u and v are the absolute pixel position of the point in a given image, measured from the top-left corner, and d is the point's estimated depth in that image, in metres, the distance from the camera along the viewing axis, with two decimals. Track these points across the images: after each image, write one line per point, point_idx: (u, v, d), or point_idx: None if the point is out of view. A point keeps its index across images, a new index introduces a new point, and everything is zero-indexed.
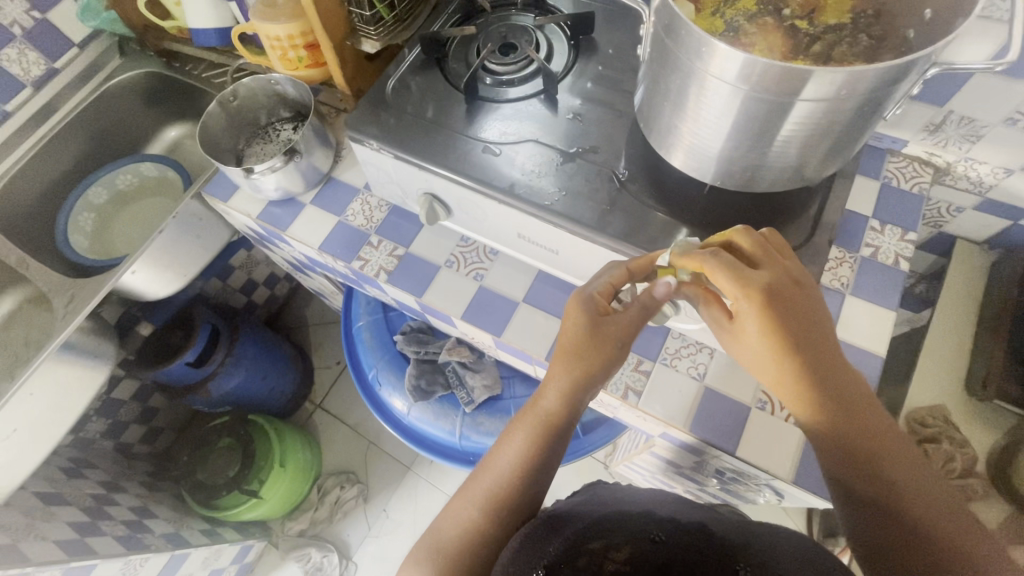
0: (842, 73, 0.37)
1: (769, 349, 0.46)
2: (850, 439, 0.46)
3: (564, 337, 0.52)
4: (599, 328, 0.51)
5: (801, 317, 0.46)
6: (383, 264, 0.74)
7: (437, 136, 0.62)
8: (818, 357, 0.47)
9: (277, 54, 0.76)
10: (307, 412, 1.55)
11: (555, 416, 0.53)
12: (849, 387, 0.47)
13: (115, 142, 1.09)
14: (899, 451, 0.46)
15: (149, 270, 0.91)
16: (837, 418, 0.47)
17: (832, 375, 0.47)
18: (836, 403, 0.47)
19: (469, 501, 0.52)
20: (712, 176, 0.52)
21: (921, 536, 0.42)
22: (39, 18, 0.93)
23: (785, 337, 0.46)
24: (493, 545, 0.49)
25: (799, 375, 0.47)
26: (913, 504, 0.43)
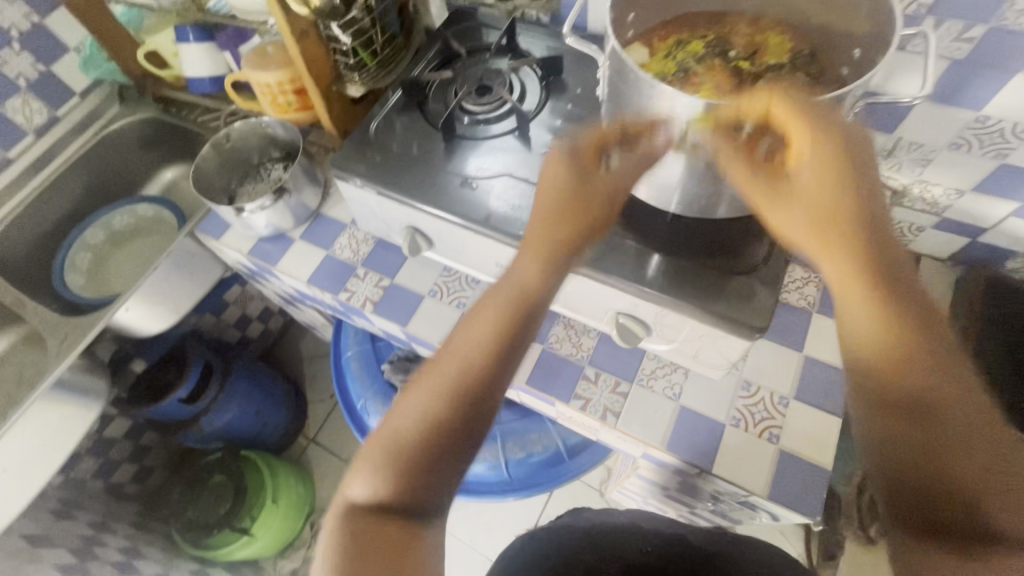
0: (777, 111, 0.41)
1: (791, 201, 0.42)
2: (882, 305, 0.40)
3: (544, 197, 0.49)
4: (589, 181, 0.49)
5: (862, 172, 0.41)
6: (369, 295, 0.76)
7: (418, 173, 0.66)
8: (863, 217, 0.41)
9: (267, 100, 0.80)
10: (301, 446, 1.55)
11: (526, 296, 0.48)
12: (887, 240, 0.41)
13: (113, 186, 1.13)
14: (934, 321, 0.40)
15: (142, 307, 0.94)
16: (864, 273, 0.41)
17: (874, 227, 0.41)
18: (872, 254, 0.41)
19: (425, 390, 0.45)
20: (676, 206, 0.55)
21: (938, 427, 0.38)
22: (43, 70, 0.99)
23: (823, 182, 0.41)
24: (453, 443, 0.44)
25: (834, 222, 0.41)
26: (933, 383, 0.39)
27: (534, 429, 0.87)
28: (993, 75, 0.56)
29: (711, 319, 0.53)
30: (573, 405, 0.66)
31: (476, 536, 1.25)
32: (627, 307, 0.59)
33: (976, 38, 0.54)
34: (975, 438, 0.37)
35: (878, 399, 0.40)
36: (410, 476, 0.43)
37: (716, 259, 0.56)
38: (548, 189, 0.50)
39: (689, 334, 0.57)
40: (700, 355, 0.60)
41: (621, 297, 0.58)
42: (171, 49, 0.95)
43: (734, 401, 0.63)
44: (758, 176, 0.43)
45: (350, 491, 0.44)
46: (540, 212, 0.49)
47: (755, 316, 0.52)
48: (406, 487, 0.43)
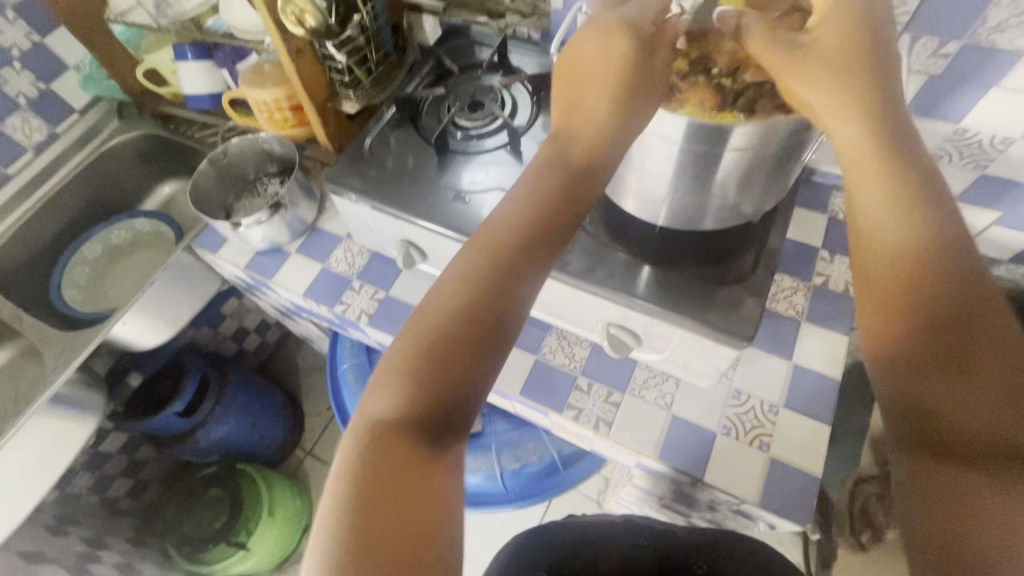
0: (757, 126, 0.42)
1: (816, 61, 0.41)
2: (893, 182, 0.40)
3: (593, 71, 0.46)
4: (649, 64, 0.45)
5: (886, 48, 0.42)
6: (364, 307, 0.77)
7: (412, 187, 0.67)
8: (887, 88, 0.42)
9: (264, 116, 0.82)
10: (298, 459, 1.55)
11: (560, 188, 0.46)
12: (901, 117, 0.42)
13: (111, 201, 1.14)
14: (940, 198, 0.41)
15: (139, 321, 0.94)
16: (874, 154, 0.41)
17: (892, 107, 0.41)
18: (887, 133, 0.41)
19: (453, 285, 0.44)
20: (663, 219, 0.57)
21: (945, 305, 0.38)
22: (43, 88, 1.00)
23: (843, 57, 0.41)
24: (484, 327, 0.43)
25: (858, 93, 0.41)
26: (936, 262, 0.39)
27: (529, 439, 0.87)
28: (970, 90, 0.58)
29: (699, 328, 0.54)
30: (566, 415, 0.66)
31: (472, 548, 1.24)
32: (617, 317, 0.60)
33: (952, 53, 0.56)
34: (975, 316, 0.38)
35: (885, 280, 0.40)
36: (440, 386, 0.41)
37: (703, 271, 0.57)
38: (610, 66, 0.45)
39: (679, 344, 0.58)
40: (689, 364, 0.61)
41: (611, 308, 0.59)
42: (169, 67, 0.97)
43: (725, 410, 0.64)
44: (780, 40, 0.42)
45: (374, 409, 0.42)
46: (598, 84, 0.46)
47: (743, 325, 0.53)
48: (435, 398, 0.41)
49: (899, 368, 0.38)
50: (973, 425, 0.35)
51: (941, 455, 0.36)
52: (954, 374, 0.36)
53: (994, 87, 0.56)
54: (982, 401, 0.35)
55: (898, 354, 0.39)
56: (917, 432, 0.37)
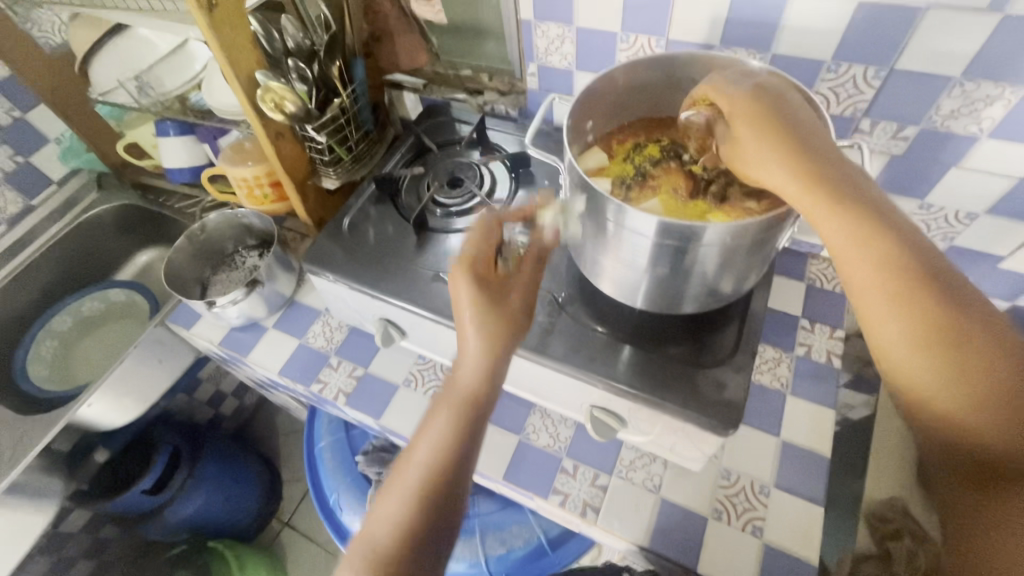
0: (728, 225, 0.43)
1: (766, 151, 0.43)
2: (856, 229, 0.41)
3: (464, 304, 0.50)
4: (500, 297, 0.52)
5: (795, 116, 0.43)
6: (342, 386, 0.75)
7: (390, 267, 0.66)
8: (820, 152, 0.42)
9: (243, 193, 0.82)
10: (274, 531, 1.49)
11: (472, 384, 0.49)
12: (836, 157, 0.43)
13: (84, 271, 1.11)
14: (898, 220, 0.42)
15: (106, 400, 0.90)
16: (827, 207, 0.42)
17: (827, 154, 0.42)
18: (836, 188, 0.42)
19: (393, 499, 0.46)
20: (640, 301, 0.57)
21: (951, 345, 0.40)
22: (22, 162, 1.01)
23: (769, 126, 0.43)
24: (428, 527, 0.45)
25: (796, 162, 0.42)
26: (931, 310, 0.41)
27: (514, 520, 0.84)
28: (933, 168, 0.60)
29: (682, 414, 0.53)
30: (551, 501, 0.64)
31: None
32: (600, 400, 0.59)
33: (910, 136, 0.58)
34: (963, 328, 0.40)
35: (877, 318, 0.43)
36: None
37: (685, 353, 0.57)
38: (477, 304, 0.50)
39: (664, 428, 0.57)
40: (676, 448, 0.59)
41: (594, 390, 0.58)
42: (151, 141, 0.97)
43: (715, 492, 0.62)
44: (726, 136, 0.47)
45: None
46: (477, 317, 0.50)
47: (727, 412, 0.52)
48: None
49: (913, 391, 0.43)
50: (975, 435, 0.41)
51: (951, 470, 0.43)
52: (954, 393, 0.40)
53: (953, 166, 0.58)
54: (975, 413, 0.40)
55: (905, 380, 0.43)
56: (934, 443, 0.44)
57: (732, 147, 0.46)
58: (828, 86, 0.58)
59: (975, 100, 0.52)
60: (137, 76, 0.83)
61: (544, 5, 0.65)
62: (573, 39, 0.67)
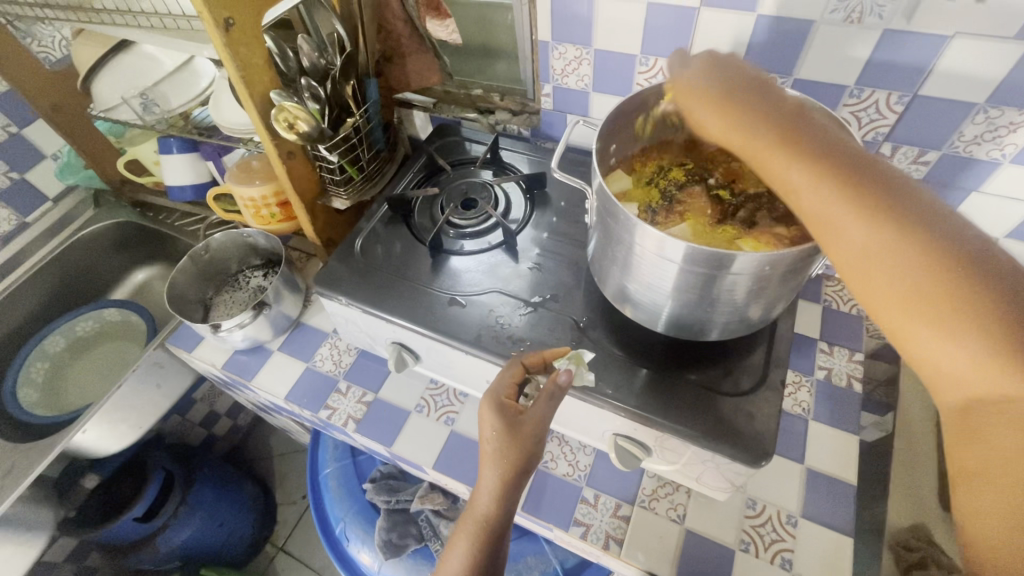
0: (763, 256, 0.42)
1: (699, 102, 0.42)
2: (792, 159, 0.37)
3: (485, 442, 0.48)
4: (517, 431, 0.48)
5: (731, 70, 0.42)
6: (352, 413, 0.72)
7: (404, 290, 0.65)
8: (749, 96, 0.40)
9: (250, 213, 0.80)
10: (268, 556, 1.44)
11: (493, 518, 0.48)
12: (762, 89, 0.40)
13: (80, 290, 1.08)
14: (847, 148, 0.37)
15: (102, 425, 0.87)
16: (751, 132, 0.39)
17: (749, 86, 0.41)
18: (766, 124, 0.38)
19: None
20: (664, 326, 0.56)
21: (934, 275, 0.32)
22: (16, 178, 0.98)
23: (693, 75, 0.43)
24: None
25: (724, 107, 0.40)
26: (900, 240, 0.33)
27: (529, 550, 0.82)
28: (953, 192, 0.60)
29: (713, 444, 0.51)
30: (572, 533, 0.62)
31: None
32: (625, 429, 0.57)
33: (931, 161, 0.58)
34: (936, 247, 0.32)
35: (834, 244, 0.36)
36: None
37: (709, 379, 0.56)
38: (497, 451, 0.47)
39: (690, 459, 0.55)
40: (703, 478, 0.58)
41: (617, 419, 0.56)
42: (152, 159, 0.95)
43: (742, 523, 0.60)
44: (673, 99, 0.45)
45: None
46: (494, 461, 0.47)
47: (759, 440, 0.50)
48: None
49: (909, 339, 0.34)
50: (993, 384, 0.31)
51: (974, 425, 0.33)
52: (944, 328, 0.32)
53: (973, 191, 0.58)
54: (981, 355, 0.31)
55: (885, 313, 0.35)
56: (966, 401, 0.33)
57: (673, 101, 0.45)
58: (850, 111, 0.58)
59: (998, 126, 0.52)
60: (142, 93, 0.81)
61: (563, 26, 0.64)
62: (591, 61, 0.67)
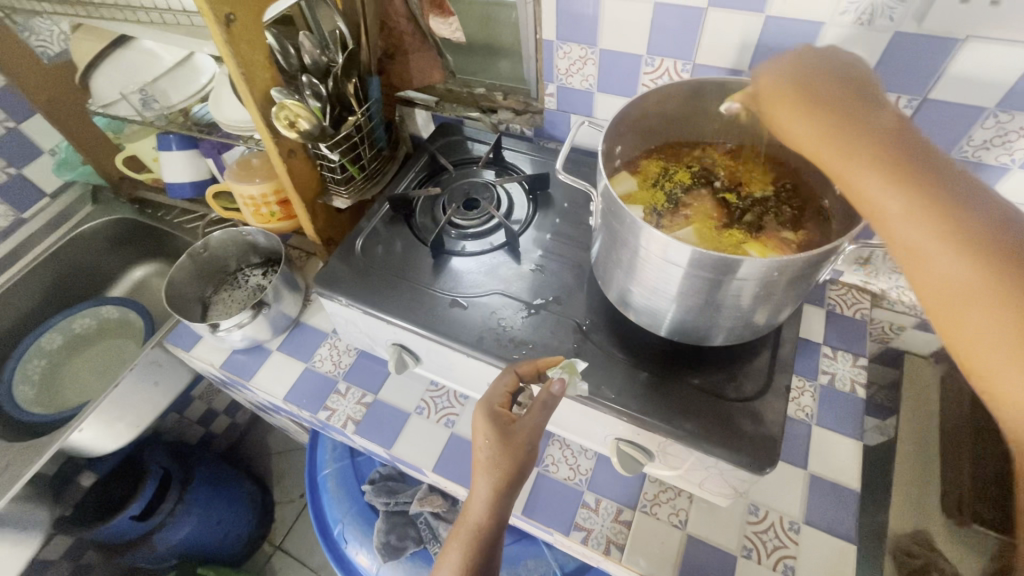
0: (770, 262, 0.41)
1: (791, 114, 0.41)
2: (887, 181, 0.36)
3: (478, 450, 0.48)
4: (511, 438, 0.47)
5: (829, 84, 0.41)
6: (351, 414, 0.72)
7: (405, 291, 0.64)
8: (849, 114, 0.39)
9: (249, 211, 0.79)
10: (265, 555, 1.43)
11: (486, 526, 0.47)
12: (866, 106, 0.39)
13: (77, 287, 1.08)
14: (950, 174, 0.36)
15: (99, 424, 0.86)
16: (848, 150, 0.38)
17: (852, 103, 0.40)
18: (865, 144, 0.38)
19: None
20: (668, 331, 0.55)
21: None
22: (13, 174, 0.97)
23: (789, 90, 0.42)
24: None
25: (821, 121, 0.40)
26: (991, 274, 0.33)
27: (529, 553, 0.81)
28: None
29: (717, 450, 0.50)
30: (573, 538, 0.61)
31: None
32: (627, 434, 0.57)
33: None
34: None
35: (918, 275, 0.35)
36: None
37: (713, 385, 0.55)
38: (488, 459, 0.47)
39: (694, 465, 0.55)
40: (705, 484, 0.57)
41: (620, 424, 0.55)
42: (150, 155, 0.95)
43: (744, 529, 0.60)
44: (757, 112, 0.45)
45: None
46: (484, 468, 0.47)
47: (763, 447, 0.50)
48: None
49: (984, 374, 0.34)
50: None
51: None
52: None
53: None
54: None
55: (963, 345, 0.34)
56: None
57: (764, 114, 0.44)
58: None
59: (1008, 131, 0.52)
60: (141, 89, 0.80)
61: (568, 26, 0.64)
62: (595, 61, 0.66)
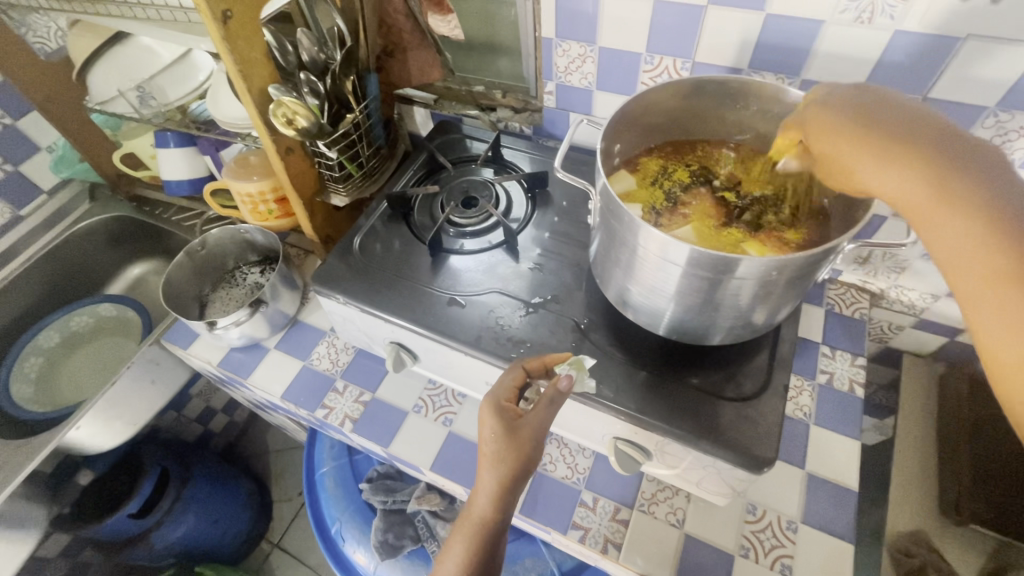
0: (770, 260, 0.41)
1: (868, 159, 0.36)
2: (983, 247, 0.33)
3: (484, 444, 0.48)
4: (517, 432, 0.47)
5: (912, 122, 0.36)
6: (349, 412, 0.72)
7: (404, 289, 0.64)
8: (942, 162, 0.35)
9: (247, 208, 0.79)
10: (264, 553, 1.43)
11: (491, 520, 0.47)
12: (951, 150, 0.35)
13: (74, 285, 1.07)
14: None
15: (96, 422, 0.86)
16: (941, 208, 0.34)
17: (935, 146, 0.35)
18: (959, 202, 0.33)
19: None
20: (666, 330, 0.55)
21: None
22: (10, 171, 0.97)
23: (864, 129, 0.37)
24: None
25: (904, 172, 0.35)
26: None
27: (527, 552, 0.81)
28: None
29: (715, 449, 0.50)
30: (571, 536, 0.61)
31: None
32: (624, 433, 0.57)
33: None
34: None
35: (1001, 350, 0.33)
36: None
37: (711, 384, 0.55)
38: (495, 454, 0.47)
39: (692, 464, 0.55)
40: (703, 483, 0.57)
41: (618, 423, 0.55)
42: (148, 152, 0.94)
43: (741, 528, 0.60)
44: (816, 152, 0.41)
45: None
46: (490, 462, 0.47)
47: (760, 446, 0.50)
48: None
49: None
50: None
51: None
52: None
53: None
54: None
55: None
56: None
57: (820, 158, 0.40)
58: None
59: (1008, 130, 0.52)
60: (138, 86, 0.80)
61: (567, 23, 0.63)
62: (595, 58, 0.65)
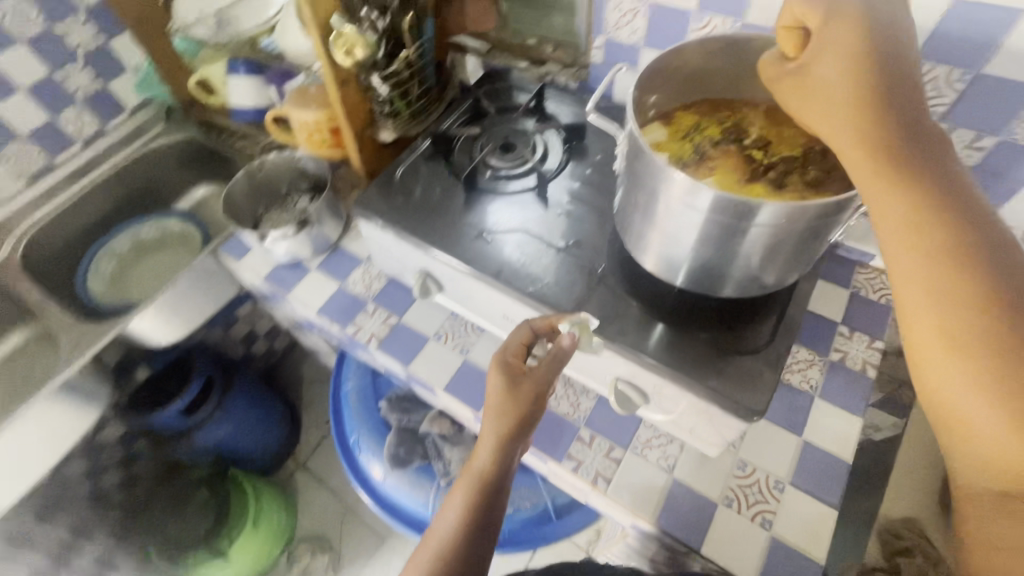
0: (786, 207, 0.42)
1: (831, 100, 0.39)
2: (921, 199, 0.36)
3: (489, 398, 0.54)
4: (519, 386, 0.53)
5: (895, 64, 0.38)
6: (376, 331, 0.78)
7: (437, 220, 0.68)
8: (902, 114, 0.37)
9: (304, 136, 0.83)
10: (289, 470, 1.56)
11: (489, 469, 0.52)
12: (922, 117, 0.37)
13: (146, 198, 1.17)
14: (976, 211, 0.36)
15: (155, 317, 0.96)
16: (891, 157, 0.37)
17: (901, 109, 0.37)
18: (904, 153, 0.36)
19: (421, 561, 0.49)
20: (679, 279, 0.57)
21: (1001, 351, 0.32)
22: (101, 87, 1.06)
23: (849, 56, 0.38)
24: None
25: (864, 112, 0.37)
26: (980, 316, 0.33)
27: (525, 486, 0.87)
28: (1005, 184, 0.58)
29: (708, 395, 0.53)
30: (564, 466, 0.65)
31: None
32: (627, 374, 0.60)
33: (987, 147, 0.56)
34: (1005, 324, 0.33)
35: (915, 311, 0.36)
36: None
37: (716, 338, 0.57)
38: (501, 410, 0.52)
39: (687, 410, 0.57)
40: (696, 431, 0.60)
41: (621, 363, 0.58)
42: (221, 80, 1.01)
43: (728, 480, 0.62)
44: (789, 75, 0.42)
45: None
46: (493, 417, 0.53)
47: (754, 397, 0.52)
48: None
49: (951, 407, 0.35)
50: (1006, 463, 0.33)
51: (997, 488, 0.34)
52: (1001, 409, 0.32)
53: None
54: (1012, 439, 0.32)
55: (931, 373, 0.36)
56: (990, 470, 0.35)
57: (800, 76, 0.41)
58: None
59: None
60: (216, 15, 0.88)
61: None
62: (645, 14, 0.67)
